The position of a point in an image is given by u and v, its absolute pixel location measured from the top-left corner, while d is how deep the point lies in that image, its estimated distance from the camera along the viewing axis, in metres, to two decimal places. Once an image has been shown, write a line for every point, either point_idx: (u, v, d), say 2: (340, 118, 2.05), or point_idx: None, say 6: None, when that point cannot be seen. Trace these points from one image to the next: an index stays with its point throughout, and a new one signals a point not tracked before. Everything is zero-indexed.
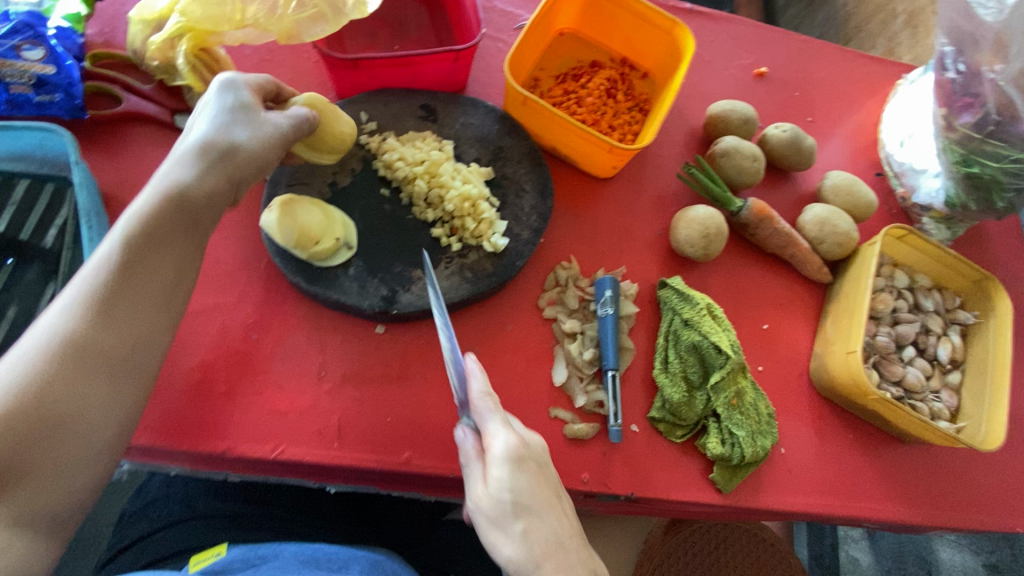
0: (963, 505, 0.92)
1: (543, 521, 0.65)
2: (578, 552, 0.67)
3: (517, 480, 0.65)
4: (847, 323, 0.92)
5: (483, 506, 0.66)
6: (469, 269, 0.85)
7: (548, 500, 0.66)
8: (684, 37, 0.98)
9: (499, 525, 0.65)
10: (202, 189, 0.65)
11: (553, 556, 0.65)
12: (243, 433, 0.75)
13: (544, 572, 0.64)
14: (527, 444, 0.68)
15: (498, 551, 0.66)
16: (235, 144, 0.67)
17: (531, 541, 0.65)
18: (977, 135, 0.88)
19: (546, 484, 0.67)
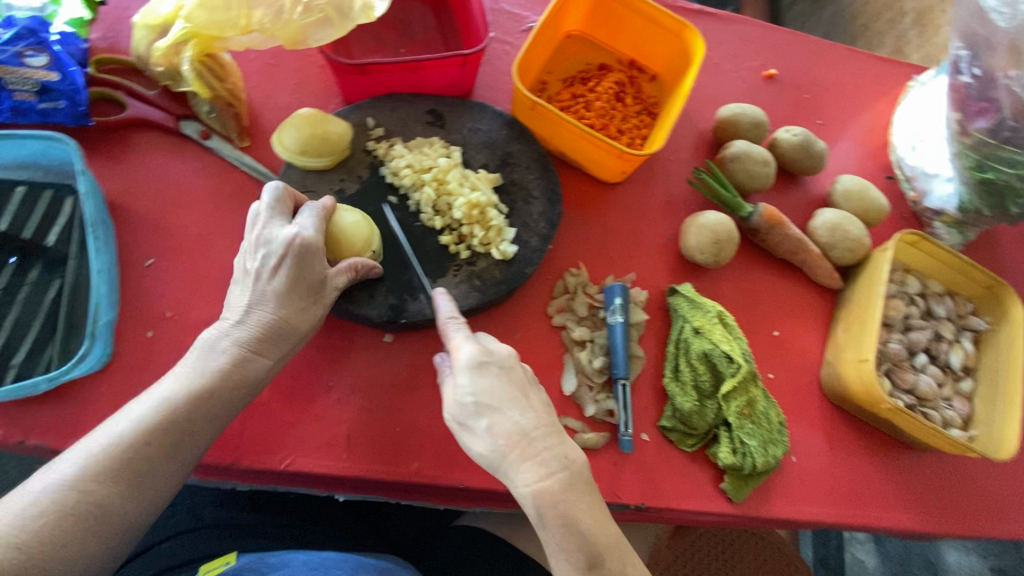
0: (978, 514, 0.91)
1: (506, 415, 0.63)
2: (547, 440, 0.63)
3: (475, 382, 0.64)
4: (858, 330, 0.91)
5: (451, 411, 0.66)
6: (477, 277, 0.84)
7: (510, 396, 0.64)
8: (694, 40, 0.96)
9: (466, 425, 0.65)
10: (284, 324, 0.69)
11: (518, 445, 0.62)
12: (251, 444, 0.74)
13: (511, 461, 0.62)
14: (490, 351, 0.67)
15: (473, 450, 0.65)
16: (318, 277, 0.71)
17: (495, 436, 0.63)
18: (992, 141, 0.87)
19: (511, 383, 0.66)
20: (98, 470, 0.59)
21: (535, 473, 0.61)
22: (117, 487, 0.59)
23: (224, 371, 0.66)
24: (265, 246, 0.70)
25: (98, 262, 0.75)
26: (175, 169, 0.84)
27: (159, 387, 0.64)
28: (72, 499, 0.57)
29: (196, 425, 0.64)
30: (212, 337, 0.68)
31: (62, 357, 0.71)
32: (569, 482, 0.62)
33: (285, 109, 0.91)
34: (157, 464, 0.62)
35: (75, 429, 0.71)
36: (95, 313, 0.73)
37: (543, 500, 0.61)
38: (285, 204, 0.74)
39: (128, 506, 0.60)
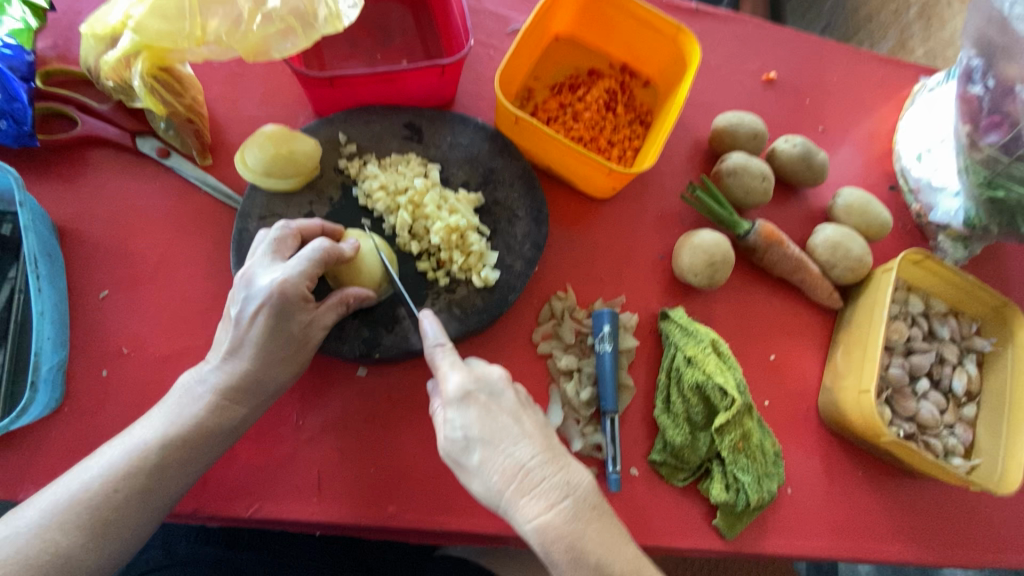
0: (979, 545, 0.88)
1: (500, 447, 0.57)
2: (546, 468, 0.57)
3: (462, 413, 0.59)
4: (859, 357, 0.87)
5: (443, 447, 0.61)
6: (457, 305, 0.79)
7: (502, 427, 0.58)
8: (689, 44, 0.90)
9: (461, 462, 0.59)
10: (258, 378, 0.65)
11: (515, 478, 0.56)
12: (216, 490, 0.70)
13: (510, 496, 0.56)
14: (478, 375, 0.61)
15: (471, 486, 0.60)
16: (299, 326, 0.66)
17: (489, 472, 0.57)
18: (1005, 158, 0.82)
19: (502, 410, 0.59)
20: (63, 519, 0.56)
21: (537, 508, 0.55)
22: (82, 537, 0.56)
23: (203, 419, 0.63)
24: (246, 291, 0.65)
25: (42, 300, 0.69)
26: (132, 190, 0.79)
27: (135, 431, 0.62)
28: (35, 549, 0.54)
29: (168, 475, 0.61)
30: (191, 381, 0.65)
31: (10, 405, 0.67)
32: (576, 511, 0.56)
33: (252, 123, 0.85)
34: (126, 514, 0.58)
35: (26, 478, 0.66)
36: (41, 357, 0.68)
37: (549, 535, 0.55)
38: (288, 244, 0.68)
39: (90, 556, 0.56)
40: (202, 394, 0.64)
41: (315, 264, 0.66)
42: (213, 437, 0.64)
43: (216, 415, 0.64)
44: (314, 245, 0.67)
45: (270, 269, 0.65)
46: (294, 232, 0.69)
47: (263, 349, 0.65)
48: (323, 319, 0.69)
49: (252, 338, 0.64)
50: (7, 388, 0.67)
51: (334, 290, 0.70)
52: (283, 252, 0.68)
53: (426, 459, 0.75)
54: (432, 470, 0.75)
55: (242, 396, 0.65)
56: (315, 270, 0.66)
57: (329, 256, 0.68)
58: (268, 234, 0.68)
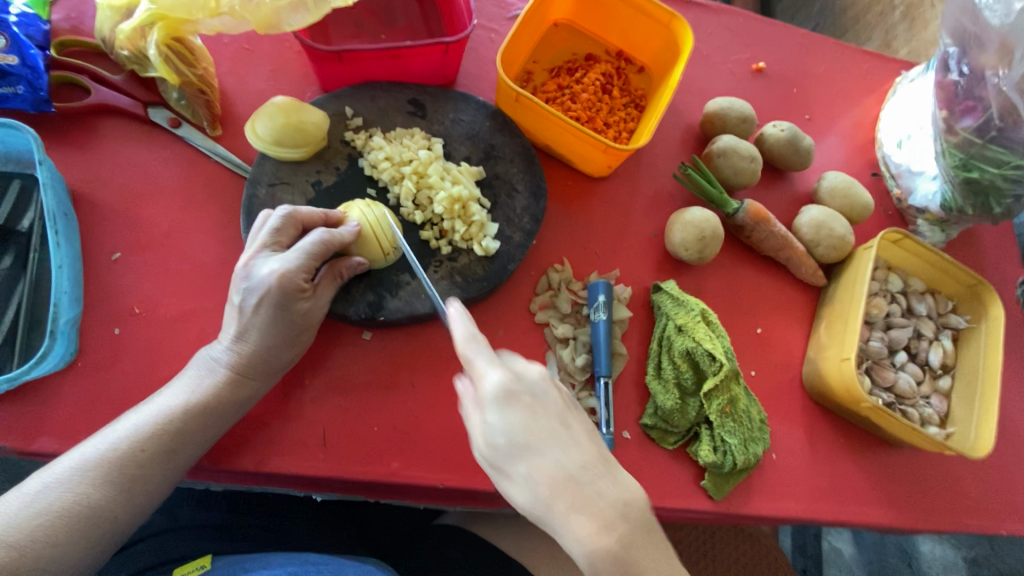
0: (953, 510, 0.92)
1: (548, 457, 0.57)
2: (598, 482, 0.58)
3: (508, 420, 0.57)
4: (841, 329, 0.91)
5: (482, 452, 0.60)
6: (459, 273, 0.82)
7: (549, 435, 0.58)
8: (682, 30, 0.94)
9: (504, 470, 0.58)
10: (268, 356, 0.70)
11: (564, 491, 0.56)
12: (225, 445, 0.73)
13: (559, 511, 0.56)
14: (519, 375, 0.60)
15: (511, 496, 0.59)
16: (300, 313, 0.70)
17: (537, 483, 0.57)
18: (978, 140, 0.87)
19: (548, 416, 0.59)
20: (93, 475, 0.60)
21: (590, 522, 0.56)
22: (110, 490, 0.60)
23: (221, 391, 0.67)
24: (247, 281, 0.68)
25: (58, 258, 0.72)
26: (144, 157, 0.81)
27: (157, 399, 0.67)
28: (68, 501, 0.58)
29: (189, 438, 0.65)
30: (205, 358, 0.69)
31: (25, 358, 0.69)
32: (626, 526, 0.58)
33: (260, 96, 0.87)
34: (151, 471, 0.63)
35: (39, 430, 0.68)
36: (58, 311, 0.70)
37: (594, 548, 0.56)
38: (287, 233, 0.71)
39: (118, 509, 0.61)
40: (213, 370, 0.68)
41: (314, 256, 0.69)
42: (226, 411, 0.68)
43: (232, 388, 0.68)
44: (314, 236, 0.70)
45: (271, 259, 0.69)
46: (295, 221, 0.71)
47: (264, 334, 0.68)
48: (323, 301, 0.72)
49: (250, 328, 0.68)
50: (23, 341, 0.70)
51: (327, 265, 0.73)
52: (282, 241, 0.71)
53: (428, 419, 0.78)
54: (434, 429, 0.78)
55: (256, 370, 0.69)
56: (313, 262, 0.70)
57: (329, 247, 0.71)
58: (269, 223, 0.71)
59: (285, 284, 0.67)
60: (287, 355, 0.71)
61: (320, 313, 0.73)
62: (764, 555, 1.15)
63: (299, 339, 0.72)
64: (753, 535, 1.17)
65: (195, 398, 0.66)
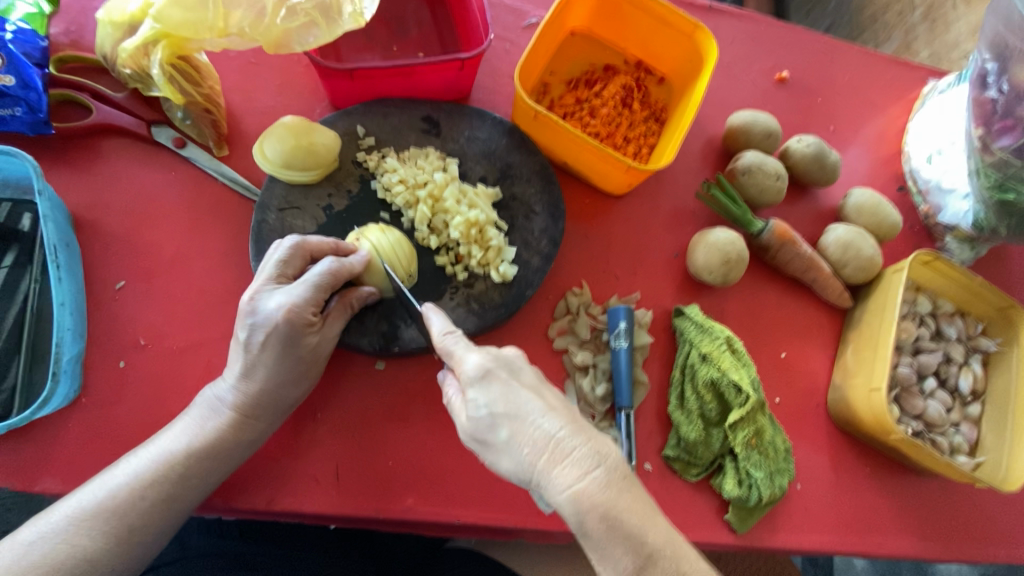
0: (982, 541, 0.90)
1: (523, 416, 0.55)
2: (574, 438, 0.54)
3: (486, 391, 0.57)
4: (870, 356, 0.88)
5: (467, 429, 0.58)
6: (475, 300, 0.79)
7: (528, 399, 0.56)
8: (707, 42, 0.90)
9: (488, 442, 0.57)
10: (274, 396, 0.67)
11: (544, 449, 0.54)
12: (235, 482, 0.70)
13: (542, 469, 0.54)
14: (496, 355, 0.60)
15: (500, 468, 0.57)
16: (308, 349, 0.67)
17: (519, 446, 0.55)
18: (1018, 161, 0.83)
19: (523, 384, 0.57)
20: (90, 525, 0.58)
21: (571, 474, 0.52)
22: (108, 541, 0.58)
23: (223, 434, 0.65)
24: (253, 317, 0.64)
25: (61, 290, 0.69)
26: (148, 180, 0.78)
27: (158, 441, 0.64)
28: (63, 553, 0.56)
29: (190, 485, 0.63)
30: (211, 397, 0.67)
31: (28, 395, 0.67)
32: (609, 481, 0.53)
33: (267, 113, 0.84)
34: (150, 519, 0.61)
35: (42, 470, 0.66)
36: (61, 347, 0.67)
37: (584, 504, 0.52)
38: (294, 264, 0.68)
39: (115, 561, 0.59)
40: (217, 410, 0.65)
41: (323, 288, 0.66)
42: (228, 454, 0.65)
43: (234, 431, 0.65)
44: (322, 265, 0.66)
45: (277, 293, 0.65)
46: (303, 251, 0.68)
47: (270, 371, 0.65)
48: (331, 332, 0.69)
49: (256, 364, 0.65)
50: (25, 377, 0.67)
51: (337, 296, 0.70)
52: (288, 272, 0.67)
53: (444, 452, 0.76)
54: (450, 463, 0.75)
55: (260, 411, 0.66)
56: (321, 294, 0.66)
57: (339, 278, 0.67)
58: (276, 254, 0.67)
59: (291, 318, 0.64)
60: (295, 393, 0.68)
61: (329, 347, 0.69)
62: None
63: (307, 376, 0.69)
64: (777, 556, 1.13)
65: (196, 441, 0.64)
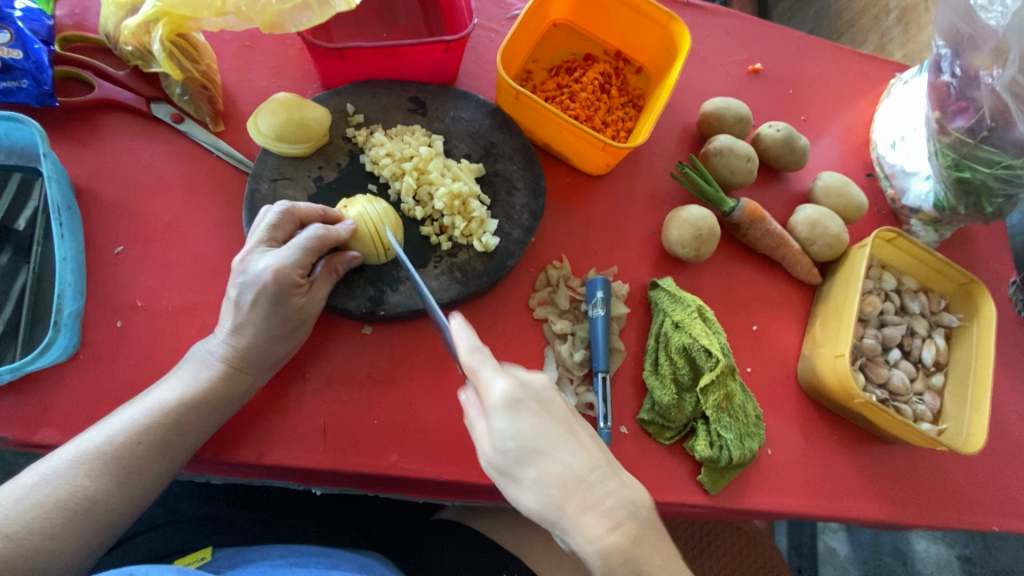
0: (945, 505, 0.94)
1: (556, 458, 0.56)
2: (607, 484, 0.58)
3: (516, 424, 0.56)
4: (836, 326, 0.93)
5: (491, 460, 0.58)
6: (458, 269, 0.83)
7: (560, 439, 0.57)
8: (680, 31, 0.96)
9: (513, 476, 0.58)
10: (264, 350, 0.70)
11: (576, 493, 0.56)
12: (225, 437, 0.74)
13: (571, 514, 0.56)
14: (525, 383, 0.59)
15: (521, 501, 0.58)
16: (296, 308, 0.71)
17: (548, 486, 0.56)
18: (970, 141, 0.89)
19: (554, 420, 0.58)
20: (90, 467, 0.61)
21: (604, 523, 0.56)
22: (108, 482, 0.61)
23: (216, 384, 0.68)
24: (243, 276, 0.69)
25: (62, 251, 0.73)
26: (147, 152, 0.82)
27: (153, 392, 0.67)
28: (65, 493, 0.59)
29: (185, 432, 0.66)
30: (204, 350, 0.70)
31: (28, 348, 0.70)
32: (636, 528, 0.58)
33: (262, 93, 0.88)
34: (147, 463, 0.64)
35: (39, 421, 0.69)
36: (61, 304, 0.71)
37: (607, 549, 0.57)
38: (285, 229, 0.71)
39: (114, 501, 0.62)
40: (210, 363, 0.69)
41: (309, 252, 0.70)
42: (220, 403, 0.68)
43: (226, 381, 0.69)
44: (309, 231, 0.71)
45: (267, 255, 0.69)
46: (292, 216, 0.72)
47: (258, 328, 0.69)
48: (318, 295, 0.73)
49: (245, 321, 0.69)
50: (26, 333, 0.71)
51: (324, 261, 0.74)
52: (278, 236, 0.71)
53: (427, 413, 0.79)
54: (433, 422, 0.79)
55: (251, 363, 0.70)
56: (308, 258, 0.70)
57: (324, 243, 0.71)
58: (267, 217, 0.71)
59: (279, 278, 0.68)
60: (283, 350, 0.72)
61: (316, 308, 0.73)
62: (760, 554, 1.16)
63: (293, 334, 0.72)
64: (749, 533, 1.18)
65: (188, 392, 0.67)
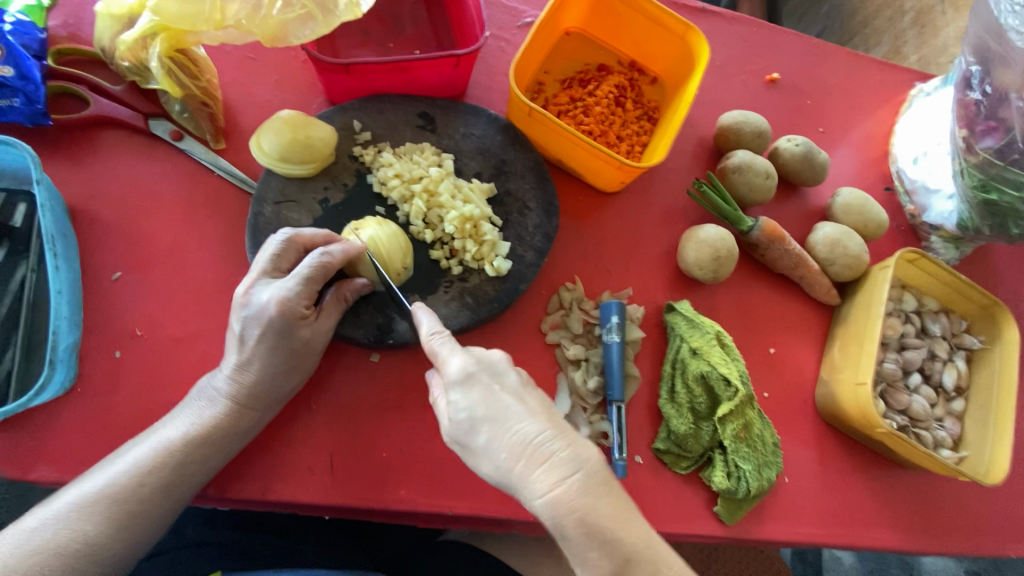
0: (965, 534, 0.91)
1: (503, 423, 0.55)
2: (555, 443, 0.54)
3: (465, 395, 0.57)
4: (856, 351, 0.90)
5: (449, 432, 0.59)
6: (469, 294, 0.80)
7: (507, 404, 0.56)
8: (698, 42, 0.92)
9: (468, 445, 0.57)
10: (268, 386, 0.68)
11: (523, 453, 0.54)
12: (229, 471, 0.71)
13: (518, 473, 0.54)
14: (479, 358, 0.60)
15: (480, 470, 0.58)
16: (302, 340, 0.68)
17: (497, 450, 0.55)
18: (999, 163, 0.85)
19: (505, 388, 0.58)
20: (90, 511, 0.59)
21: (549, 479, 0.53)
22: (108, 527, 0.59)
23: (219, 422, 0.66)
24: (247, 309, 0.66)
25: (57, 281, 0.70)
26: (145, 172, 0.78)
27: (157, 429, 0.66)
28: (65, 539, 0.57)
29: (189, 471, 0.64)
30: (208, 386, 0.68)
31: (23, 384, 0.67)
32: (587, 486, 0.53)
33: (264, 108, 0.85)
34: (149, 506, 0.62)
35: (36, 458, 0.66)
36: (57, 337, 0.68)
37: (561, 509, 0.52)
38: (288, 258, 0.68)
39: (116, 545, 0.60)
40: (214, 399, 0.67)
41: (316, 281, 0.66)
42: (223, 442, 0.66)
43: (231, 419, 0.66)
44: (314, 256, 0.67)
45: (270, 286, 0.66)
46: (295, 245, 0.69)
47: (261, 361, 0.66)
48: (324, 324, 0.70)
49: (248, 353, 0.66)
50: (22, 365, 0.68)
51: (332, 289, 0.71)
52: (283, 266, 0.68)
53: (437, 444, 0.76)
54: (443, 454, 0.76)
55: (256, 398, 0.67)
56: (312, 287, 0.67)
57: (332, 271, 0.68)
58: (271, 247, 0.68)
59: (283, 307, 0.65)
60: (288, 384, 0.70)
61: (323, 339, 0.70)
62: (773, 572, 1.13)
63: (298, 366, 0.69)
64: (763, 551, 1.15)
65: (192, 430, 0.65)
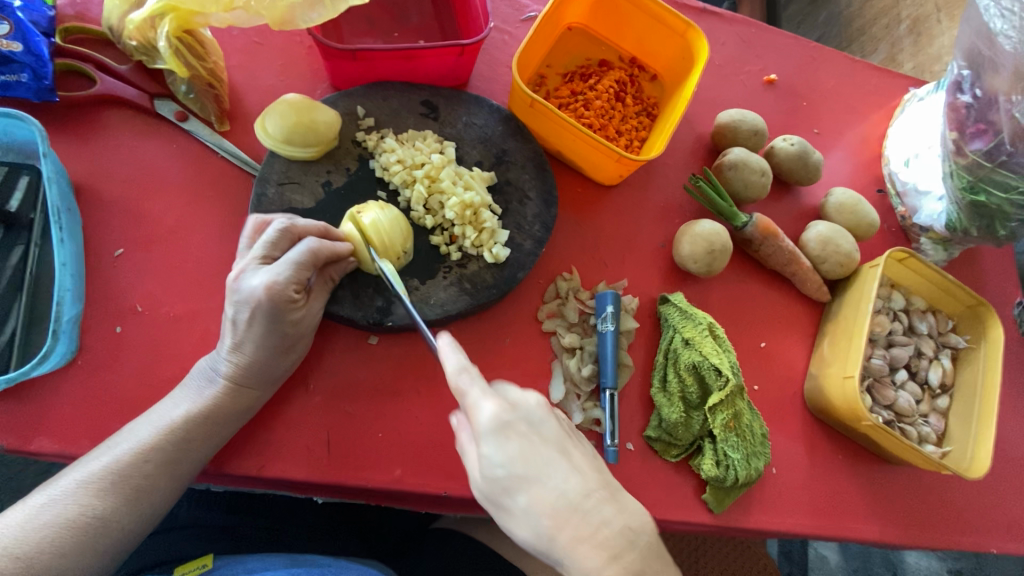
0: (946, 528, 0.94)
1: (548, 486, 0.54)
2: (604, 510, 0.55)
3: (504, 450, 0.55)
4: (845, 346, 0.92)
5: (481, 488, 0.57)
6: (468, 280, 0.82)
7: (550, 462, 0.55)
8: (698, 40, 0.94)
9: (503, 505, 0.55)
10: (265, 367, 0.69)
11: (569, 520, 0.53)
12: (227, 447, 0.72)
13: (564, 543, 0.53)
14: (513, 404, 0.57)
15: (515, 532, 0.56)
16: (294, 323, 0.69)
17: (540, 514, 0.54)
18: (988, 164, 0.87)
19: (547, 444, 0.56)
20: (97, 486, 0.60)
21: (598, 553, 0.53)
22: (116, 501, 0.60)
23: (220, 401, 0.67)
24: (238, 295, 0.67)
25: (62, 254, 0.71)
26: (149, 151, 0.79)
27: (161, 409, 0.67)
28: (73, 514, 0.58)
29: (193, 447, 0.66)
30: (208, 367, 0.69)
31: (24, 355, 0.68)
32: (634, 555, 0.54)
33: (269, 92, 0.86)
34: (155, 480, 0.63)
35: (36, 428, 0.67)
36: (60, 310, 0.69)
37: None
38: (280, 246, 0.69)
39: (124, 519, 0.61)
40: (214, 381, 0.68)
41: (303, 267, 0.67)
42: (223, 421, 0.68)
43: (232, 399, 0.68)
44: (302, 245, 0.68)
45: (260, 272, 0.67)
46: (290, 234, 0.70)
47: (254, 344, 0.68)
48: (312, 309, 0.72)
49: (240, 336, 0.68)
50: (23, 337, 0.69)
51: (317, 272, 0.73)
52: (274, 253, 0.69)
53: (432, 426, 0.78)
54: (438, 436, 0.77)
55: (255, 378, 0.69)
56: (303, 272, 0.68)
57: (319, 257, 0.69)
58: (265, 235, 0.69)
59: (270, 293, 0.66)
60: (286, 364, 0.71)
61: (310, 321, 0.72)
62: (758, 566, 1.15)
63: (292, 346, 0.71)
64: (748, 545, 1.17)
65: (192, 410, 0.66)
